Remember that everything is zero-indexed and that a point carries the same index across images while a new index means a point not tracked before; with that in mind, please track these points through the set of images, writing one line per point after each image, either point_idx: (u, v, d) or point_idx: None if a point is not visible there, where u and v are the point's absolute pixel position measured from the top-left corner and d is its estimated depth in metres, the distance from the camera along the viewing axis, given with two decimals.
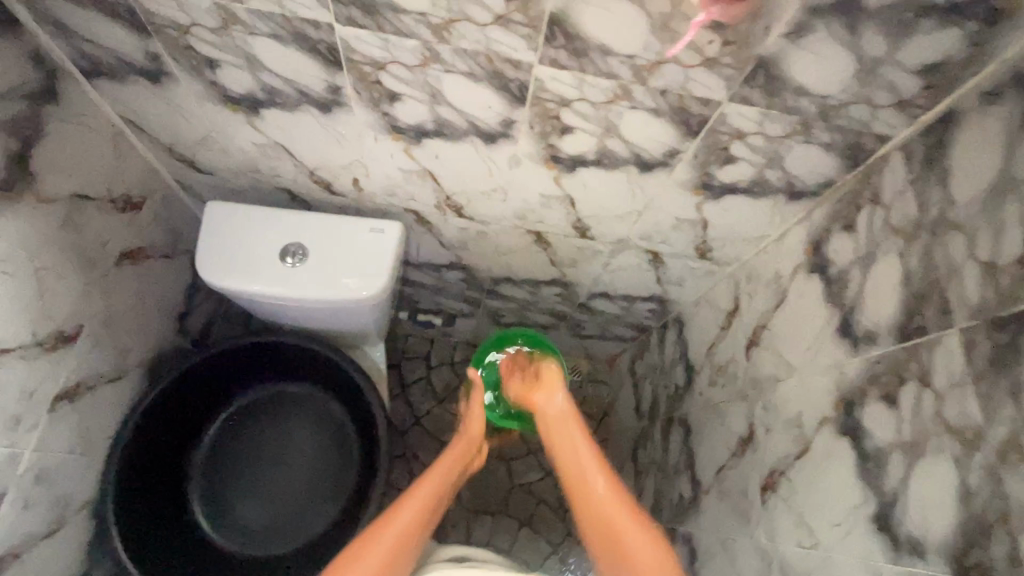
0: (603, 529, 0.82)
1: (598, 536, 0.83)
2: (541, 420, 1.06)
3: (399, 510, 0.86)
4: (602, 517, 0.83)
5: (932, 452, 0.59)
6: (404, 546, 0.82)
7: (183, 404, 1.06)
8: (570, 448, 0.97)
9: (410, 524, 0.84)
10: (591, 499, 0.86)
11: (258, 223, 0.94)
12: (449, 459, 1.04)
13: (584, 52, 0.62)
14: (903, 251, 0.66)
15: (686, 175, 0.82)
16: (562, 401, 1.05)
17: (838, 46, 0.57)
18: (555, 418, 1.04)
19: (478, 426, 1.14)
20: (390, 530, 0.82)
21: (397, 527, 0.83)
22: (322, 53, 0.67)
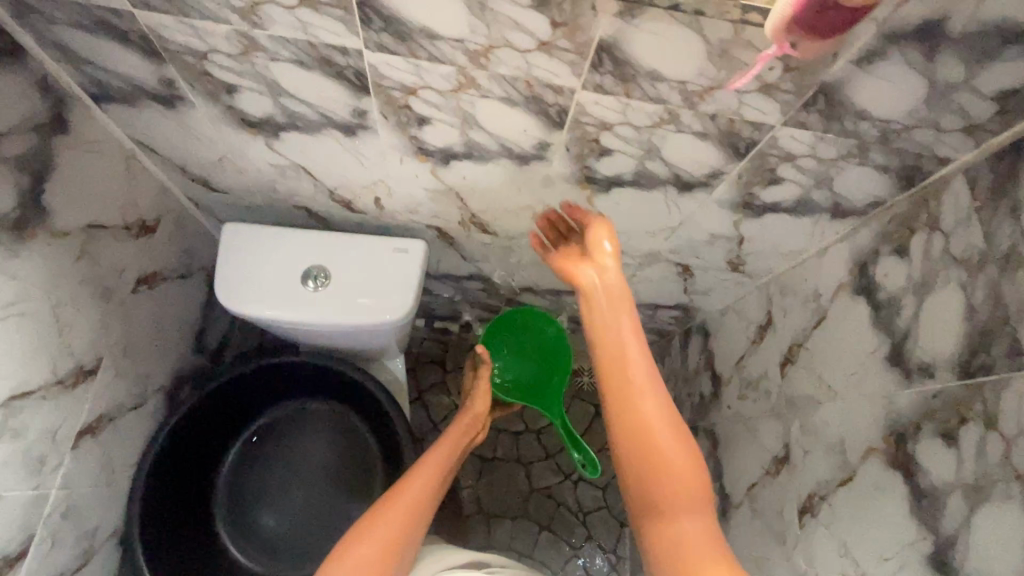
0: (651, 486, 0.60)
1: (639, 490, 0.61)
2: (586, 297, 0.72)
3: (406, 486, 0.81)
4: (655, 456, 0.61)
5: (997, 497, 0.56)
6: (413, 521, 0.76)
7: (205, 427, 1.04)
8: (621, 347, 0.67)
9: (419, 499, 0.80)
10: (647, 428, 0.62)
11: (277, 246, 0.91)
12: (453, 438, 1.02)
13: (632, 77, 0.58)
14: (966, 283, 0.63)
15: (727, 195, 0.78)
16: (612, 269, 0.73)
17: (910, 71, 0.53)
18: (604, 303, 0.70)
19: (482, 405, 1.15)
20: (398, 505, 0.77)
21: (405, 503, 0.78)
22: (348, 78, 0.63)
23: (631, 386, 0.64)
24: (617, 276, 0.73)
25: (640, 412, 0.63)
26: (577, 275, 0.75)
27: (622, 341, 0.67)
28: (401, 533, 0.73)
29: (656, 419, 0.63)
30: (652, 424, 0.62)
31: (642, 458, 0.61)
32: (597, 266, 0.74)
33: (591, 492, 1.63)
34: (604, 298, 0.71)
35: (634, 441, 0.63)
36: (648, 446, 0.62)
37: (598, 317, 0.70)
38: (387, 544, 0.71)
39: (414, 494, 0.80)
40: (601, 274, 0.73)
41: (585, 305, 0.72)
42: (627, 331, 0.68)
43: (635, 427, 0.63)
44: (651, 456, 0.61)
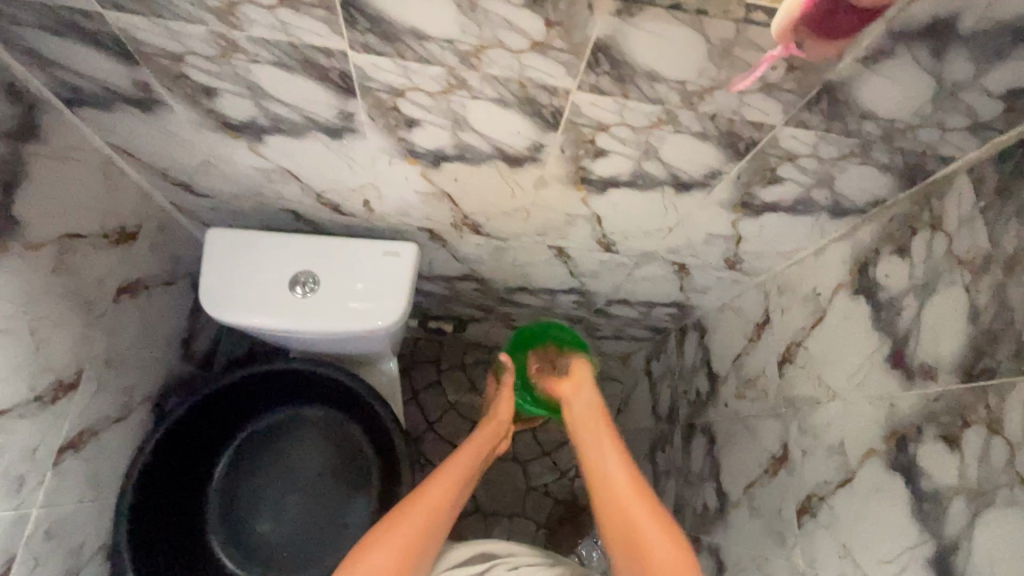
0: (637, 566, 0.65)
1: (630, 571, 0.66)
2: (569, 411, 0.94)
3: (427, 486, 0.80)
4: (638, 547, 0.66)
5: (1002, 503, 0.55)
6: (431, 528, 0.75)
7: (193, 437, 1.02)
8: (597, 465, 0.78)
9: (439, 502, 0.79)
10: (623, 511, 0.70)
11: (264, 251, 0.88)
12: (480, 438, 0.99)
13: (629, 78, 0.56)
14: (969, 285, 0.61)
15: (726, 195, 0.76)
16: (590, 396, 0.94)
17: (917, 70, 0.51)
18: (586, 417, 0.89)
19: (506, 412, 1.09)
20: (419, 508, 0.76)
21: (425, 508, 0.77)
22: (333, 80, 0.60)
23: (607, 473, 0.76)
24: (590, 387, 0.96)
25: (617, 497, 0.72)
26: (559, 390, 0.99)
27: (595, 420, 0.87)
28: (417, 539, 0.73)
29: (625, 489, 0.73)
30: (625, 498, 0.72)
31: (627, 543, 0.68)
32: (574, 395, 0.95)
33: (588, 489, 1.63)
34: (587, 424, 0.87)
35: (620, 537, 0.69)
36: (631, 532, 0.68)
37: (585, 436, 0.85)
38: (401, 553, 0.71)
39: (435, 496, 0.79)
40: (574, 390, 0.96)
41: (573, 425, 0.90)
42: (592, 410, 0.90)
43: (617, 519, 0.70)
44: (636, 539, 0.67)
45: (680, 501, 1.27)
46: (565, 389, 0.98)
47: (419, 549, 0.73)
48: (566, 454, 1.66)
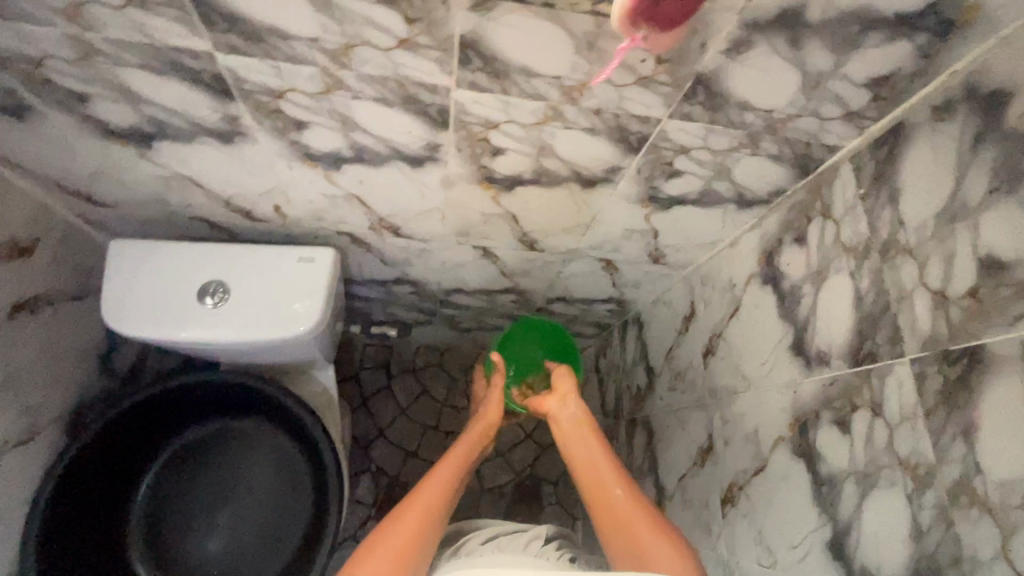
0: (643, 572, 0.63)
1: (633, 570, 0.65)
2: (557, 429, 0.91)
3: (417, 494, 0.76)
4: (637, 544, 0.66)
5: (886, 483, 0.56)
6: (424, 532, 0.70)
7: (112, 457, 0.98)
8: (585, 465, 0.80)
9: (432, 506, 0.74)
10: (622, 517, 0.70)
11: (171, 261, 0.86)
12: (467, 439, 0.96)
13: (504, 74, 0.55)
14: (854, 271, 0.63)
15: (631, 189, 0.76)
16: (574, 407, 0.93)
17: (781, 60, 0.52)
18: (568, 426, 0.90)
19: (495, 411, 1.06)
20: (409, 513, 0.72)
21: (415, 513, 0.72)
22: (207, 83, 0.58)
23: (605, 492, 0.75)
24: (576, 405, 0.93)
25: (615, 506, 0.72)
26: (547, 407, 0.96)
27: (581, 447, 0.84)
28: (412, 543, 0.68)
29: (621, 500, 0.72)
30: (625, 513, 0.70)
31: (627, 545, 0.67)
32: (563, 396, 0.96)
33: (543, 488, 1.63)
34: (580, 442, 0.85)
35: (621, 541, 0.68)
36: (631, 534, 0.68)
37: (566, 434, 0.88)
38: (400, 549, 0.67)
39: (427, 501, 0.75)
40: (562, 403, 0.94)
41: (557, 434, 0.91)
42: (583, 439, 0.85)
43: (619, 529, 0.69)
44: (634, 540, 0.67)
45: None
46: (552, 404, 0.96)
47: (415, 553, 0.68)
48: (520, 454, 1.65)
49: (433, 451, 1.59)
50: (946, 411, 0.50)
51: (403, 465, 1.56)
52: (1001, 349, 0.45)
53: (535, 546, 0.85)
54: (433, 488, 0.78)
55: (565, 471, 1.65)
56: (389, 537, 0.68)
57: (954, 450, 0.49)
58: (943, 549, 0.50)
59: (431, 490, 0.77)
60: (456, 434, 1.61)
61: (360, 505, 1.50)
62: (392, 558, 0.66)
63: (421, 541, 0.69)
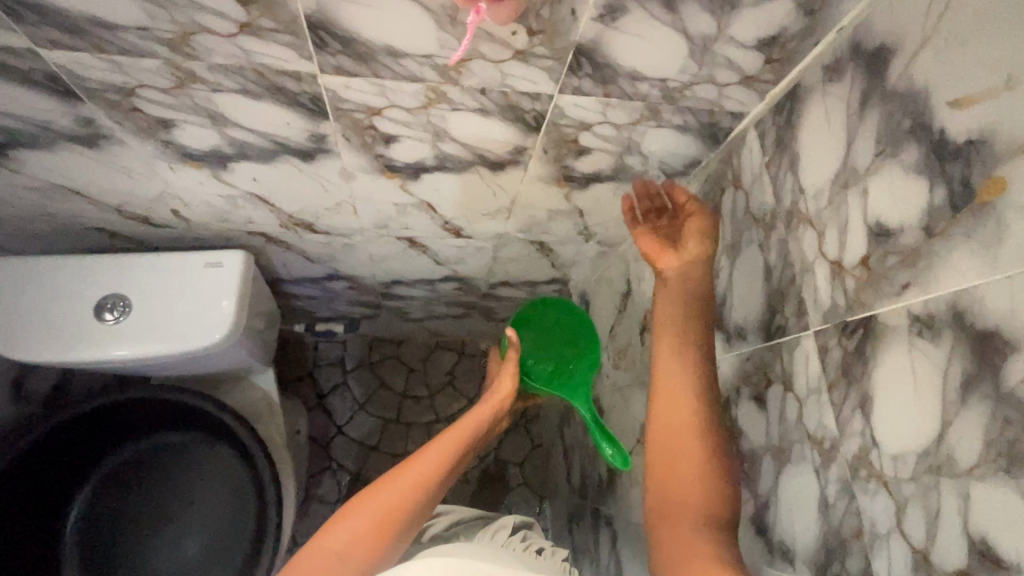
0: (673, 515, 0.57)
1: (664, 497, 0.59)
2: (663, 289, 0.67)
3: (416, 459, 0.74)
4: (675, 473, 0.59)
5: (796, 458, 0.55)
6: (412, 504, 0.68)
7: (30, 488, 0.93)
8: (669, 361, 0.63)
9: (428, 475, 0.72)
10: (676, 433, 0.60)
11: (65, 277, 0.80)
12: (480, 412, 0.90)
13: (368, 56, 0.50)
14: (763, 242, 0.61)
15: (543, 170, 0.73)
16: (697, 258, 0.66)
17: (661, 25, 0.48)
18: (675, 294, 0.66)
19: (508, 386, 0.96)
20: (401, 479, 0.70)
21: (407, 479, 0.70)
22: (44, 83, 0.53)
23: (681, 407, 0.61)
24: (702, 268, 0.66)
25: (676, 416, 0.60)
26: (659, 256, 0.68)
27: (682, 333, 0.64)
28: (396, 511, 0.66)
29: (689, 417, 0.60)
30: (683, 435, 0.60)
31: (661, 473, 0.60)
32: (686, 257, 0.66)
33: (508, 471, 1.62)
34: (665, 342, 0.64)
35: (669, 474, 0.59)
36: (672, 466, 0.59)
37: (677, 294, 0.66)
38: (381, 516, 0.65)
39: (424, 467, 0.72)
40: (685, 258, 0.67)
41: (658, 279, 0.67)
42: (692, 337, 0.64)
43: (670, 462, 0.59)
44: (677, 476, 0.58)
45: (585, 474, 1.28)
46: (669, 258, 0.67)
47: (400, 519, 0.66)
48: None
49: (395, 443, 1.56)
50: (846, 384, 0.49)
51: (365, 461, 1.53)
52: (892, 320, 0.44)
53: (502, 538, 0.81)
54: (433, 455, 0.75)
55: (531, 452, 1.65)
56: (375, 500, 0.67)
57: (853, 423, 0.48)
58: (847, 523, 0.49)
59: (432, 456, 0.74)
60: (417, 425, 1.58)
61: (322, 504, 1.48)
62: (373, 520, 0.65)
63: (408, 512, 0.67)
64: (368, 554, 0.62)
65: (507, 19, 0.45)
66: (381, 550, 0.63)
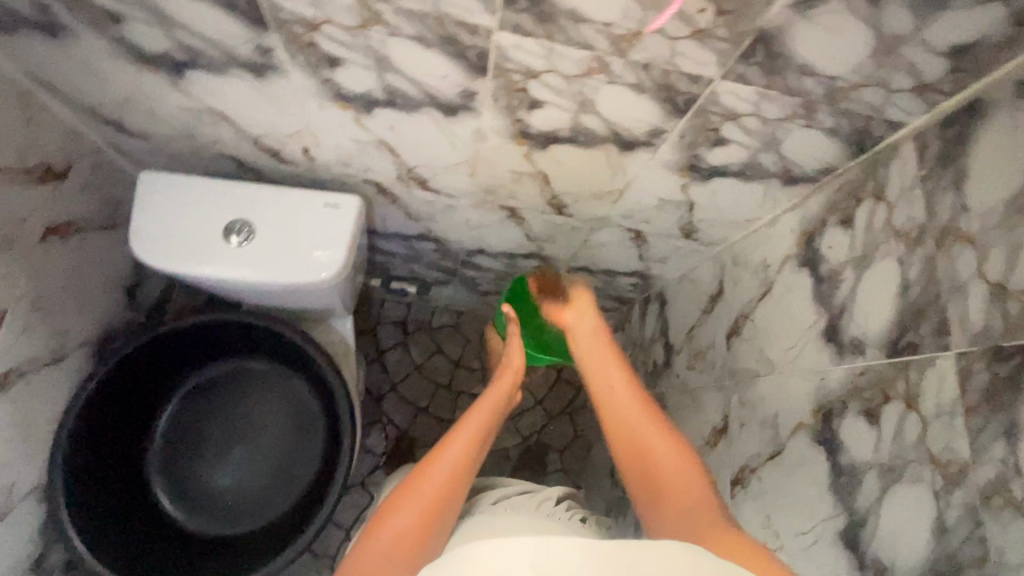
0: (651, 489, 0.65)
1: (643, 497, 0.66)
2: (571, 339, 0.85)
3: (444, 445, 0.71)
4: (650, 460, 0.66)
5: (910, 478, 0.55)
6: (449, 490, 0.67)
7: (133, 387, 1.00)
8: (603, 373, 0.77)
9: (456, 465, 0.69)
10: (638, 436, 0.69)
11: (199, 196, 0.85)
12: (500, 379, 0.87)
13: (550, 18, 0.52)
14: (903, 258, 0.59)
15: (672, 156, 0.73)
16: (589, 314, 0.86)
17: (855, 20, 0.48)
18: (585, 336, 0.83)
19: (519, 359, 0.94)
20: (435, 470, 0.68)
21: (439, 471, 0.68)
22: (242, 8, 0.56)
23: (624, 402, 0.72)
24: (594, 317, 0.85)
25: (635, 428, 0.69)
26: (562, 319, 0.88)
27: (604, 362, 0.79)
28: (438, 505, 0.66)
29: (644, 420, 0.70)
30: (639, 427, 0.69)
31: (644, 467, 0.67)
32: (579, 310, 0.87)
33: (548, 455, 1.64)
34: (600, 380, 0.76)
35: (634, 463, 0.68)
36: (644, 451, 0.67)
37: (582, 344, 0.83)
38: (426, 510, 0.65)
39: (453, 456, 0.70)
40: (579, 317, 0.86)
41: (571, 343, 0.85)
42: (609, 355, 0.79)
43: (627, 438, 0.69)
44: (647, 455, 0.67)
45: None
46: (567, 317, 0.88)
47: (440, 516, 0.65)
48: (529, 420, 1.66)
49: (444, 409, 1.60)
50: (990, 410, 0.48)
51: (414, 420, 1.58)
52: None
53: (548, 508, 0.82)
54: (462, 438, 0.72)
55: (572, 440, 1.66)
56: (413, 499, 0.65)
57: (993, 450, 0.47)
58: (967, 548, 0.48)
59: (462, 438, 0.72)
60: (468, 394, 1.62)
61: (369, 454, 1.54)
62: (417, 518, 0.64)
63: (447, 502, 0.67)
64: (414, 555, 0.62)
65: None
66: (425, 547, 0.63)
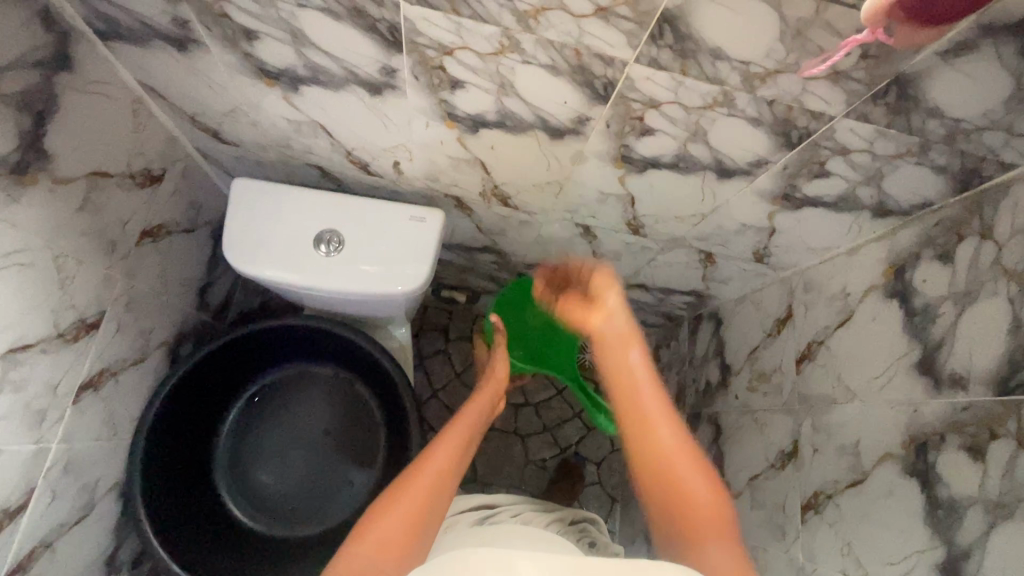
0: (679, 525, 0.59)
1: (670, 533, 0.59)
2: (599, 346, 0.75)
3: (426, 460, 0.73)
4: (672, 489, 0.61)
5: (1022, 516, 0.55)
6: (435, 495, 0.68)
7: (204, 389, 1.02)
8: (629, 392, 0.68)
9: (442, 470, 0.72)
10: (661, 450, 0.63)
11: (290, 206, 0.88)
12: (477, 401, 0.94)
13: (691, 54, 0.53)
14: (1014, 297, 0.60)
15: (768, 185, 0.74)
16: (623, 318, 0.75)
17: (999, 67, 0.49)
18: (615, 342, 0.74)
19: (503, 367, 1.07)
20: (420, 478, 0.70)
21: (426, 478, 0.70)
22: (381, 33, 0.58)
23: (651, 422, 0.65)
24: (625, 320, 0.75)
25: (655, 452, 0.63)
26: (589, 321, 0.78)
27: (632, 373, 0.70)
28: (425, 509, 0.66)
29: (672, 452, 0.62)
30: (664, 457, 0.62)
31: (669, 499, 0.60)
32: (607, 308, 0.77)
33: (585, 468, 1.65)
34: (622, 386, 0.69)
35: (659, 500, 0.61)
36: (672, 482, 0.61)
37: (611, 362, 0.72)
38: (411, 512, 0.65)
39: (438, 462, 0.73)
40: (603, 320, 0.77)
41: (597, 353, 0.75)
42: (638, 365, 0.70)
43: (649, 463, 0.63)
44: (670, 481, 0.61)
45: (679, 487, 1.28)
46: (595, 320, 0.78)
47: (428, 521, 0.65)
48: (566, 432, 1.67)
49: None
50: None
51: None
52: None
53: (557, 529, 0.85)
54: (445, 452, 0.75)
55: (609, 454, 1.66)
56: (402, 501, 0.66)
57: None
58: None
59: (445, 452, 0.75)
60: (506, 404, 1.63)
61: None
62: (406, 520, 0.63)
63: (433, 504, 0.67)
64: (405, 551, 0.61)
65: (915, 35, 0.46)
66: (413, 548, 0.61)
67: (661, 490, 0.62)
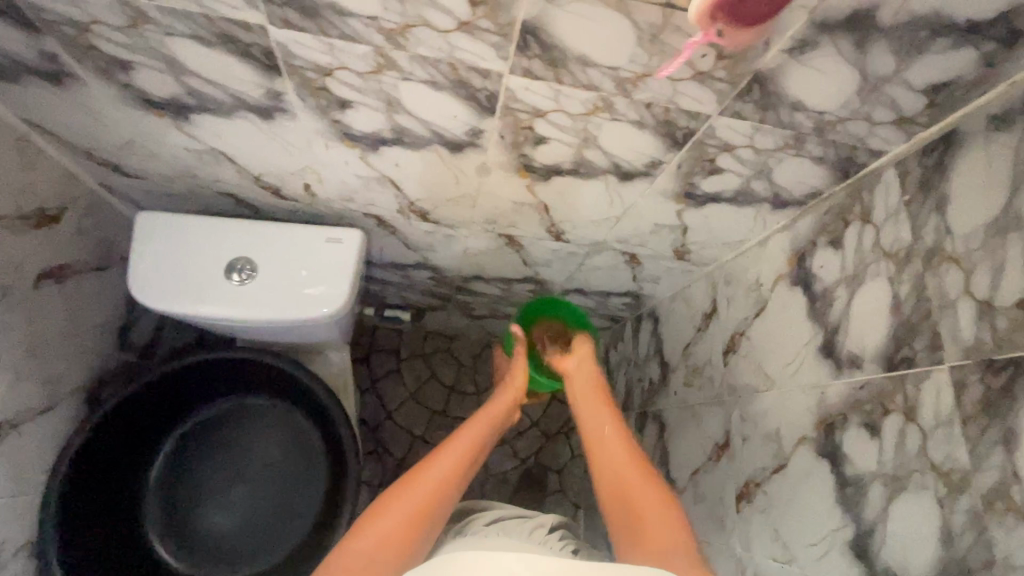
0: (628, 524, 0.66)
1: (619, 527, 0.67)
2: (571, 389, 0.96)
3: (439, 455, 0.74)
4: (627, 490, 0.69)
5: (914, 487, 0.57)
6: (443, 495, 0.69)
7: (129, 432, 0.98)
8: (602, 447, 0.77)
9: (453, 469, 0.72)
10: (620, 478, 0.71)
11: (200, 236, 0.86)
12: (489, 411, 0.89)
13: (560, 63, 0.54)
14: (893, 276, 0.63)
15: (669, 184, 0.76)
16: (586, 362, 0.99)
17: (843, 62, 0.52)
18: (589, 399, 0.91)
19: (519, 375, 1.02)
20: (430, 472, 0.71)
21: (433, 478, 0.70)
22: (257, 57, 0.57)
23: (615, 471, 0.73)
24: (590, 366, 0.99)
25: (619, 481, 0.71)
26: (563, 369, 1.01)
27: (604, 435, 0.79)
28: (430, 506, 0.67)
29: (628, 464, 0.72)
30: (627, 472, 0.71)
31: (620, 508, 0.68)
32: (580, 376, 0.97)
33: (548, 476, 1.64)
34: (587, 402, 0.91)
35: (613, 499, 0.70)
36: (627, 492, 0.69)
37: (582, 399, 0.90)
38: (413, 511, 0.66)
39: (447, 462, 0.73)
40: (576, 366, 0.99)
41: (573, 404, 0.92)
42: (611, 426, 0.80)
43: (608, 468, 0.73)
44: (628, 493, 0.69)
45: None
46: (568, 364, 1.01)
47: (430, 521, 0.66)
48: (525, 442, 1.66)
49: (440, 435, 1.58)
50: (986, 421, 0.50)
51: (410, 449, 1.56)
52: None
53: (539, 536, 0.75)
54: (459, 450, 0.75)
55: (570, 461, 1.66)
56: (407, 495, 0.67)
57: (992, 457, 0.50)
58: (975, 553, 0.50)
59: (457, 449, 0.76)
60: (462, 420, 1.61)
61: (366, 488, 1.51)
62: (408, 517, 0.65)
63: (441, 502, 0.68)
64: (398, 554, 0.62)
65: (741, 43, 0.47)
66: (412, 549, 0.63)
67: (622, 506, 0.68)
